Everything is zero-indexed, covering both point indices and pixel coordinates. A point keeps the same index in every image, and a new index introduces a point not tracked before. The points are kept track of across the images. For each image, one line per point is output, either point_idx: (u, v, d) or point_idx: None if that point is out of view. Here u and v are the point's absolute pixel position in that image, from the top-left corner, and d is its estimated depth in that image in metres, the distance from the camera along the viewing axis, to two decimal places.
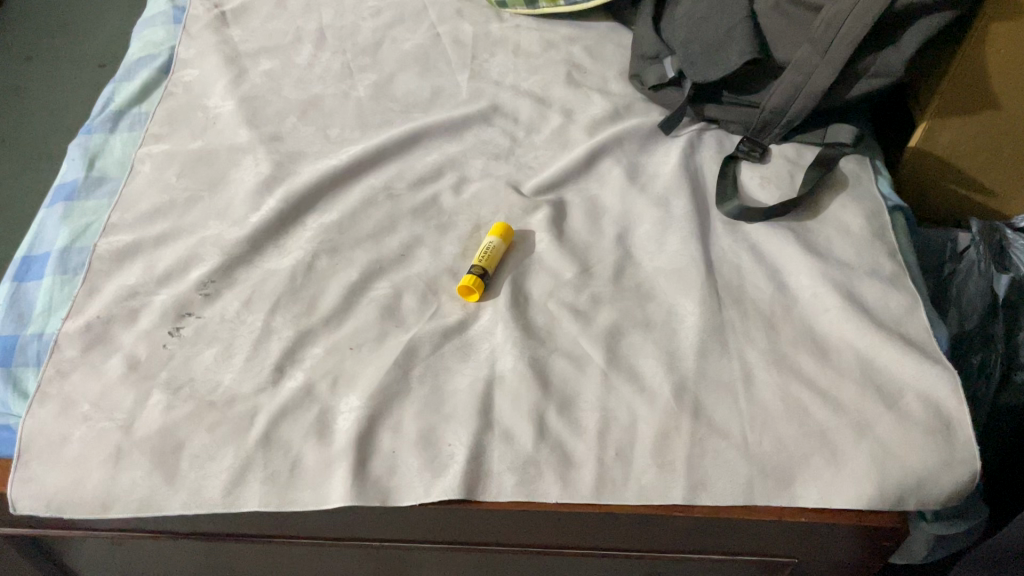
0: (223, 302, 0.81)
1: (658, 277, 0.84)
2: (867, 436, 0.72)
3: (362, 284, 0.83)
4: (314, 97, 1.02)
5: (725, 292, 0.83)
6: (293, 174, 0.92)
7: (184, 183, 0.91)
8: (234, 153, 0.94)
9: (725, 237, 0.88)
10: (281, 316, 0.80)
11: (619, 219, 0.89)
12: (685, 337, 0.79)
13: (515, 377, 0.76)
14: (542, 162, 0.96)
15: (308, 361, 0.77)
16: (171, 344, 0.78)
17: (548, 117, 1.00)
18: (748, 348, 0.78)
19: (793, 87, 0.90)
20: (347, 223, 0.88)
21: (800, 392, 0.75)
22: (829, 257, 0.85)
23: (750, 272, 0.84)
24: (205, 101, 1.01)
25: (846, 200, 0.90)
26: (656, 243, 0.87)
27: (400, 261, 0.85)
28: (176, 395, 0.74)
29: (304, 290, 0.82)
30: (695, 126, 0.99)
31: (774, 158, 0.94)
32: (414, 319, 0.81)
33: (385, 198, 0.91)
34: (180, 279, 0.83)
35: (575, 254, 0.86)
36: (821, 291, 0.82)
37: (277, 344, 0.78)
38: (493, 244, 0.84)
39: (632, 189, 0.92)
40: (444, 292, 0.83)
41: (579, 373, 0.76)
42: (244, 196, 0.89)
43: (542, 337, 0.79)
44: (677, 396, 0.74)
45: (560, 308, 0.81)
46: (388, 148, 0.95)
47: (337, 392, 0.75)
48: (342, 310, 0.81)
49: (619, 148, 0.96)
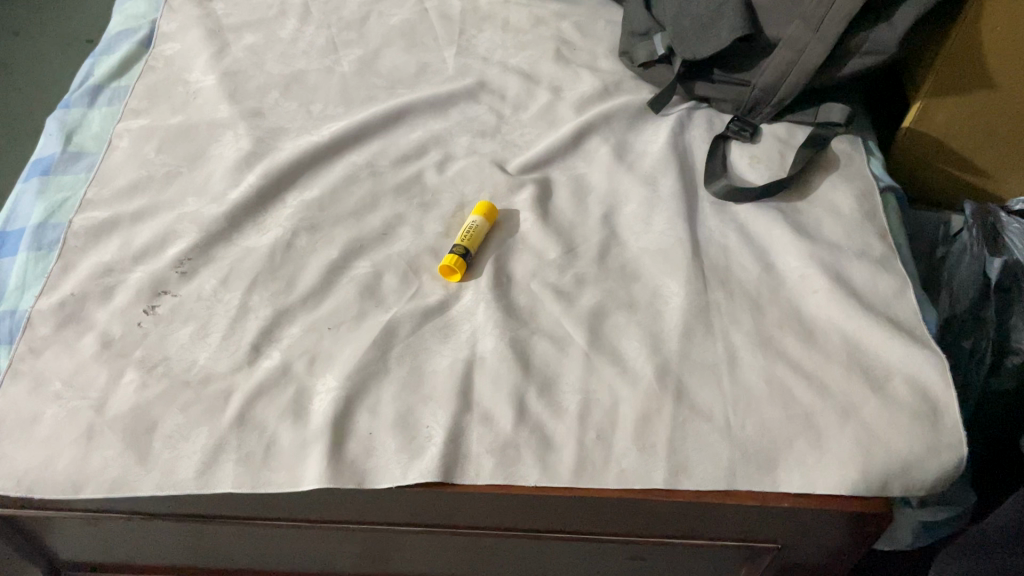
0: (200, 280, 0.80)
1: (644, 258, 0.82)
2: (852, 420, 0.71)
3: (342, 263, 0.81)
4: (297, 72, 1.00)
5: (711, 273, 0.81)
6: (274, 150, 0.90)
7: (162, 158, 0.90)
8: (214, 129, 0.92)
9: (712, 217, 0.86)
10: (259, 294, 0.79)
11: (606, 198, 0.88)
12: (670, 318, 0.78)
13: (495, 358, 0.74)
14: (528, 140, 0.94)
15: (285, 341, 0.76)
16: (146, 322, 0.77)
17: (536, 94, 0.99)
18: (733, 330, 0.77)
19: (785, 65, 0.88)
20: (329, 200, 0.86)
21: (786, 375, 0.74)
22: (818, 239, 0.83)
23: (736, 253, 0.83)
24: (186, 75, 0.99)
25: (837, 181, 0.88)
26: (643, 223, 0.85)
27: (381, 239, 0.84)
28: (149, 373, 0.73)
29: (283, 269, 0.81)
30: (685, 104, 0.97)
31: (765, 137, 0.93)
32: (394, 298, 0.79)
33: (367, 174, 0.89)
34: (156, 256, 0.81)
35: (560, 234, 0.84)
36: (809, 273, 0.80)
37: (255, 323, 0.77)
38: (476, 223, 0.82)
39: (620, 167, 0.90)
40: (425, 271, 0.82)
41: (561, 355, 0.75)
42: (224, 172, 0.88)
43: (525, 318, 0.78)
44: (660, 378, 0.73)
45: (543, 288, 0.80)
46: (371, 125, 0.93)
47: (314, 372, 0.74)
48: (322, 289, 0.79)
49: (607, 126, 0.94)
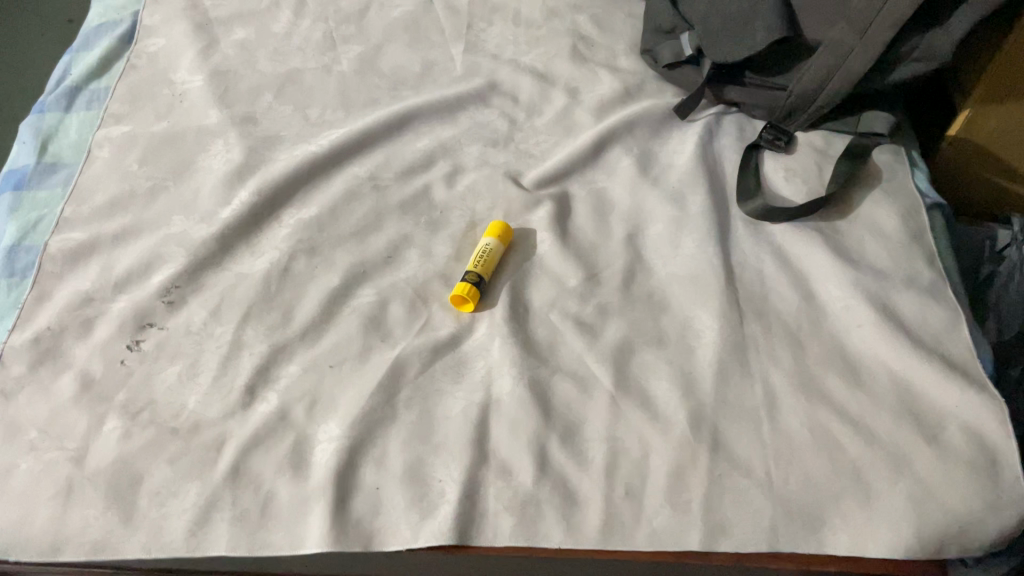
0: (189, 311, 0.73)
1: (673, 285, 0.76)
2: (904, 475, 0.65)
3: (344, 291, 0.75)
4: (292, 71, 0.92)
5: (746, 303, 0.74)
6: (268, 162, 0.83)
7: (146, 170, 0.82)
8: (202, 137, 0.85)
9: (746, 238, 0.79)
10: (253, 328, 0.72)
11: (629, 217, 0.81)
12: (702, 355, 0.71)
13: (514, 402, 0.68)
14: (544, 150, 0.87)
15: (282, 381, 0.69)
16: (130, 360, 0.70)
17: (551, 97, 0.91)
18: (772, 370, 0.70)
19: (825, 70, 0.80)
20: (328, 220, 0.79)
21: (830, 422, 0.68)
22: (862, 264, 0.77)
23: (773, 279, 0.76)
24: (172, 75, 0.91)
25: (880, 198, 0.81)
26: (671, 245, 0.78)
27: (386, 264, 0.77)
28: (134, 420, 0.67)
29: (279, 298, 0.74)
30: (714, 109, 0.89)
31: (800, 148, 0.86)
32: (401, 331, 0.72)
33: (370, 189, 0.82)
34: (141, 284, 0.74)
35: (581, 258, 0.77)
36: (853, 304, 0.74)
37: (249, 362, 0.70)
38: (489, 246, 0.76)
39: (644, 181, 0.83)
40: (435, 300, 0.75)
41: (585, 398, 0.69)
42: (213, 188, 0.80)
43: (544, 354, 0.71)
44: (694, 426, 0.67)
45: (563, 320, 0.73)
46: (374, 133, 0.86)
47: (314, 419, 0.67)
48: (322, 322, 0.73)
49: (629, 134, 0.87)
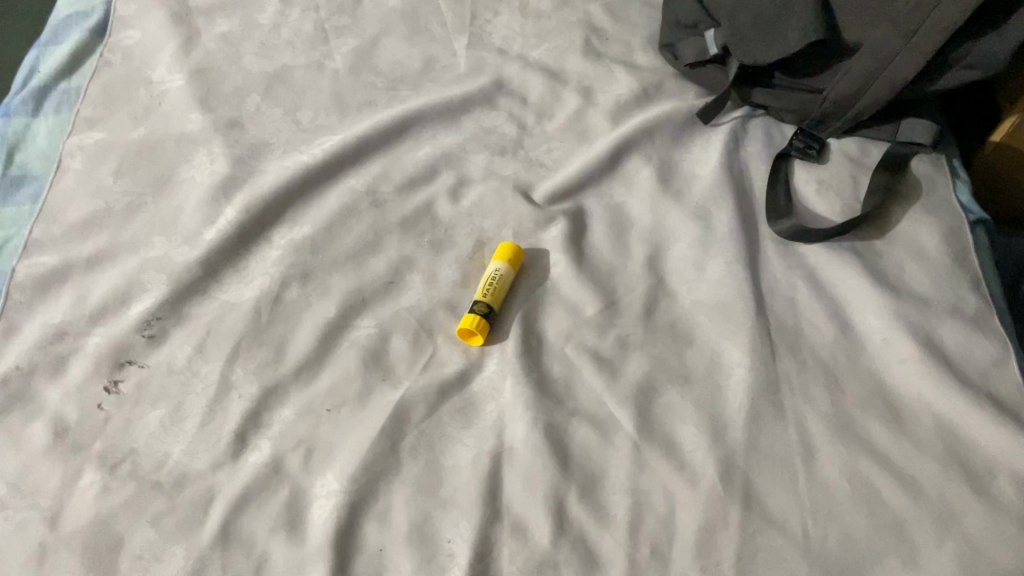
0: (171, 347, 0.67)
1: (698, 314, 0.70)
2: (951, 532, 0.60)
3: (341, 323, 0.68)
4: (281, 70, 0.84)
5: (779, 335, 0.69)
6: (255, 174, 0.76)
7: (122, 184, 0.75)
8: (184, 145, 0.78)
9: (777, 261, 0.73)
10: (243, 366, 0.66)
11: (650, 235, 0.74)
12: (732, 395, 0.66)
13: (528, 451, 0.62)
14: (556, 159, 0.80)
15: (275, 427, 0.63)
16: (108, 404, 0.64)
17: (563, 98, 0.84)
18: (807, 412, 0.65)
19: (865, 75, 0.73)
20: (322, 240, 0.73)
21: (872, 472, 0.62)
22: (902, 290, 0.71)
23: (807, 309, 0.70)
24: (149, 73, 0.83)
25: (920, 215, 0.75)
26: (695, 269, 0.72)
27: (386, 291, 0.71)
28: (113, 474, 0.61)
29: (269, 332, 0.68)
30: (739, 112, 0.83)
31: (833, 157, 0.79)
32: (404, 368, 0.66)
33: (368, 205, 0.75)
34: (118, 315, 0.68)
35: (598, 283, 0.71)
36: (894, 337, 0.68)
37: (238, 405, 0.64)
38: (499, 272, 0.70)
39: (665, 195, 0.76)
40: (440, 332, 0.69)
41: (605, 445, 0.63)
42: (196, 205, 0.74)
43: (560, 394, 0.66)
44: (725, 477, 0.62)
45: (580, 355, 0.67)
46: (371, 141, 0.79)
47: (311, 470, 0.62)
48: (317, 358, 0.67)
49: (648, 141, 0.80)
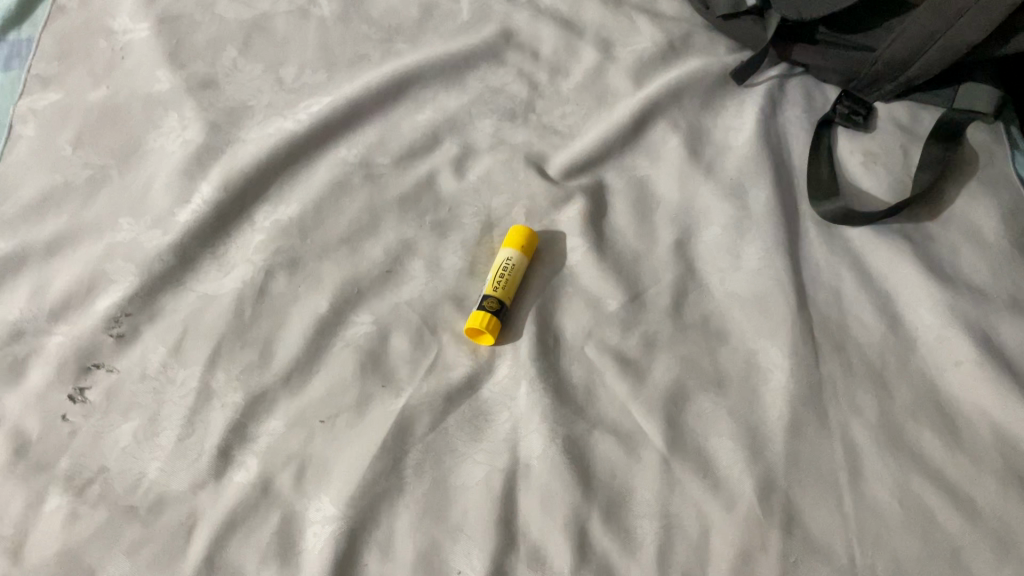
0: (144, 348, 0.59)
1: (733, 308, 0.63)
2: (1011, 560, 0.54)
3: (335, 319, 0.61)
4: (261, 17, 0.74)
5: (822, 333, 0.62)
6: (234, 143, 0.67)
7: (83, 155, 0.66)
8: (151, 109, 0.69)
9: (819, 246, 0.66)
10: (225, 371, 0.59)
11: (679, 216, 0.67)
12: (770, 403, 0.59)
13: (546, 469, 0.56)
14: (572, 125, 0.72)
15: (262, 441, 0.57)
16: (74, 415, 0.57)
17: (579, 52, 0.75)
18: (853, 422, 0.59)
19: (924, 37, 0.65)
20: (311, 222, 0.65)
21: (924, 491, 0.56)
22: (958, 281, 0.64)
23: (853, 302, 0.63)
24: (111, 22, 0.73)
25: (977, 193, 0.67)
26: (729, 256, 0.65)
27: (385, 281, 0.63)
28: (82, 498, 0.54)
29: (254, 330, 0.60)
30: (776, 71, 0.74)
31: (881, 125, 0.71)
32: (406, 372, 0.60)
33: (363, 180, 0.67)
34: (82, 311, 0.60)
35: (621, 272, 0.64)
36: (950, 336, 0.61)
37: (221, 416, 0.57)
38: (511, 261, 0.62)
39: (695, 168, 0.68)
40: (446, 329, 0.62)
41: (631, 462, 0.57)
42: (167, 180, 0.65)
43: (580, 401, 0.59)
44: (764, 499, 0.55)
45: (602, 356, 0.61)
46: (364, 105, 0.70)
47: (304, 491, 0.55)
48: (308, 360, 0.59)
49: (675, 105, 0.71)
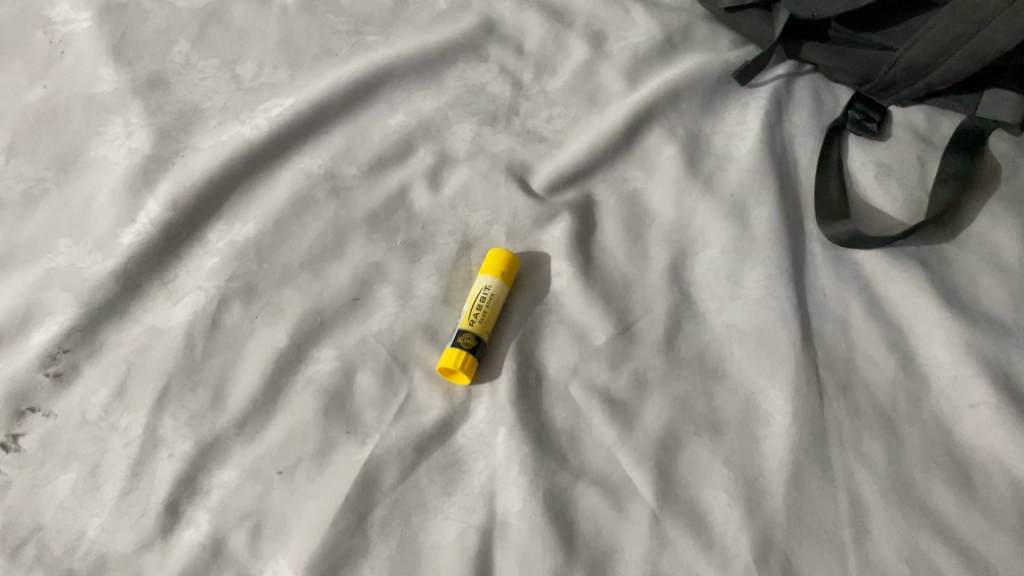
0: (84, 389, 0.54)
1: (731, 343, 0.57)
2: None
3: (295, 355, 0.56)
4: (216, 5, 0.67)
5: (828, 371, 0.57)
6: (185, 153, 0.61)
7: (17, 165, 0.60)
8: (93, 113, 0.62)
9: (826, 271, 0.60)
10: (173, 416, 0.53)
11: (674, 236, 0.61)
12: (770, 451, 0.54)
13: (524, 527, 0.51)
14: (558, 131, 0.66)
15: (214, 495, 0.52)
16: (6, 466, 0.52)
17: (568, 47, 0.69)
18: (859, 473, 0.54)
19: (949, 40, 0.58)
20: (271, 243, 0.59)
21: (935, 550, 0.51)
22: (976, 312, 0.58)
23: (862, 335, 0.58)
24: (50, 12, 0.66)
25: (1000, 210, 0.61)
26: (729, 283, 0.59)
27: (351, 310, 0.57)
28: (15, 561, 0.49)
29: (206, 369, 0.55)
30: (783, 69, 0.68)
31: (897, 132, 0.65)
32: (374, 415, 0.54)
33: (328, 193, 0.61)
34: (14, 346, 0.54)
35: (610, 301, 0.59)
36: (966, 376, 0.56)
37: (167, 468, 0.52)
38: (489, 291, 0.57)
39: (692, 182, 0.63)
40: (418, 365, 0.56)
41: (618, 517, 0.52)
42: (110, 195, 0.59)
43: (564, 449, 0.54)
44: (761, 559, 0.50)
45: (588, 397, 0.55)
46: (329, 107, 0.64)
47: (259, 552, 0.50)
48: (265, 404, 0.54)
49: (672, 110, 0.65)
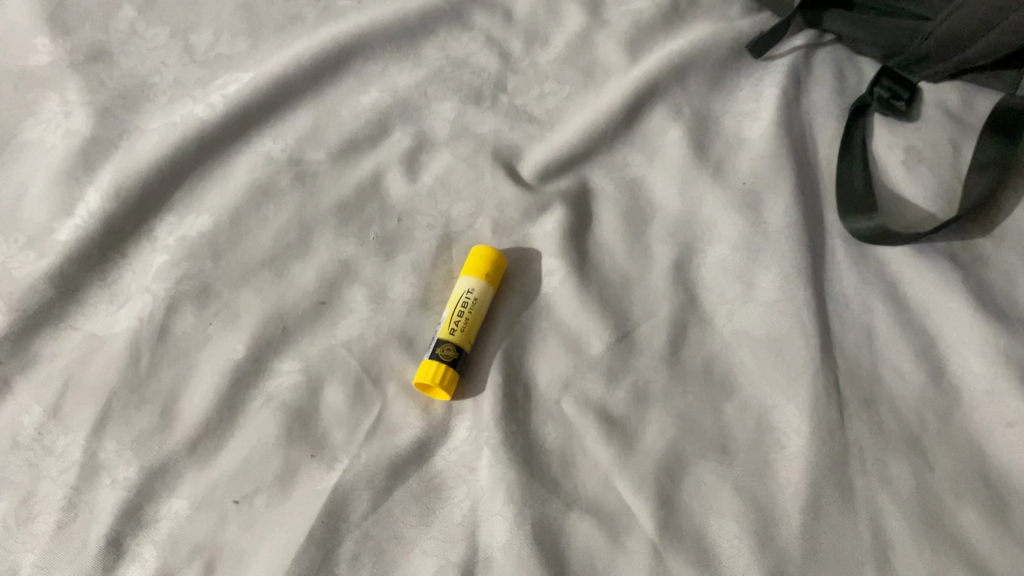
0: (15, 406, 0.48)
1: (743, 353, 0.51)
2: None
3: (254, 367, 0.50)
4: None
5: (850, 385, 0.51)
6: (129, 136, 0.55)
7: None
8: (27, 89, 0.55)
9: (848, 270, 0.54)
10: (116, 437, 0.47)
11: (678, 231, 0.55)
12: (784, 476, 0.48)
13: (510, 564, 0.45)
14: (551, 110, 0.60)
15: (163, 528, 0.46)
16: None
17: (561, 15, 0.62)
18: (882, 498, 0.47)
19: (988, 11, 0.52)
20: (226, 239, 0.53)
21: None
22: (1014, 316, 0.52)
23: (887, 344, 0.52)
24: None
25: None
26: (740, 284, 0.53)
27: (317, 315, 0.51)
28: None
29: (153, 384, 0.49)
30: (802, 38, 0.61)
31: (929, 109, 0.58)
32: (342, 434, 0.48)
33: (292, 181, 0.55)
34: None
35: (606, 304, 0.53)
36: (1002, 389, 0.49)
37: (110, 497, 0.46)
38: (473, 294, 0.51)
39: (699, 170, 0.56)
40: (393, 377, 0.50)
41: (615, 551, 0.46)
42: (45, 184, 0.52)
43: (555, 473, 0.48)
44: None
45: (582, 414, 0.50)
46: (293, 84, 0.58)
47: None
48: (220, 423, 0.48)
49: (677, 86, 0.59)
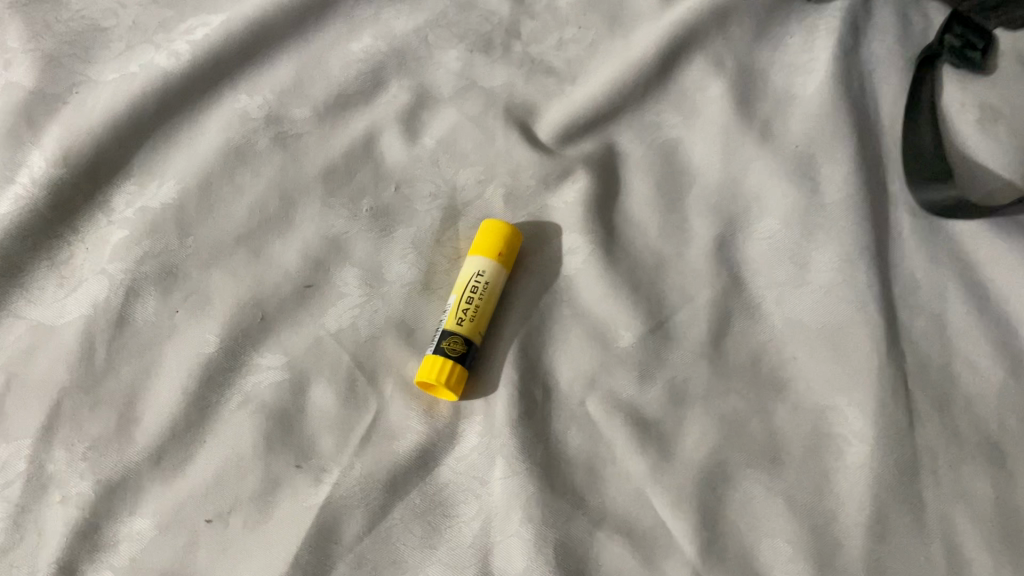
0: None
1: (795, 346, 0.44)
2: None
3: (228, 363, 0.43)
4: None
5: (919, 381, 0.43)
6: (80, 88, 0.47)
7: None
8: None
9: (915, 248, 0.47)
10: (67, 444, 0.40)
11: (719, 202, 0.48)
12: (844, 491, 0.41)
13: None
14: (571, 61, 0.52)
15: (123, 551, 0.39)
16: None
17: None
18: (959, 518, 0.40)
19: None
20: (194, 211, 0.46)
21: None
22: None
23: (962, 332, 0.44)
24: None
25: None
26: (793, 264, 0.46)
27: (301, 300, 0.44)
28: None
29: (110, 381, 0.42)
30: None
31: (1010, 60, 0.50)
32: (332, 441, 0.41)
33: (270, 144, 0.48)
34: None
35: (637, 288, 0.46)
36: None
37: (59, 516, 0.39)
38: (485, 279, 0.44)
39: (743, 132, 0.49)
40: (391, 373, 0.43)
41: None
42: None
43: (579, 486, 0.41)
44: None
45: (610, 417, 0.42)
46: (273, 31, 0.50)
47: None
48: (187, 428, 0.41)
49: (717, 32, 0.51)
